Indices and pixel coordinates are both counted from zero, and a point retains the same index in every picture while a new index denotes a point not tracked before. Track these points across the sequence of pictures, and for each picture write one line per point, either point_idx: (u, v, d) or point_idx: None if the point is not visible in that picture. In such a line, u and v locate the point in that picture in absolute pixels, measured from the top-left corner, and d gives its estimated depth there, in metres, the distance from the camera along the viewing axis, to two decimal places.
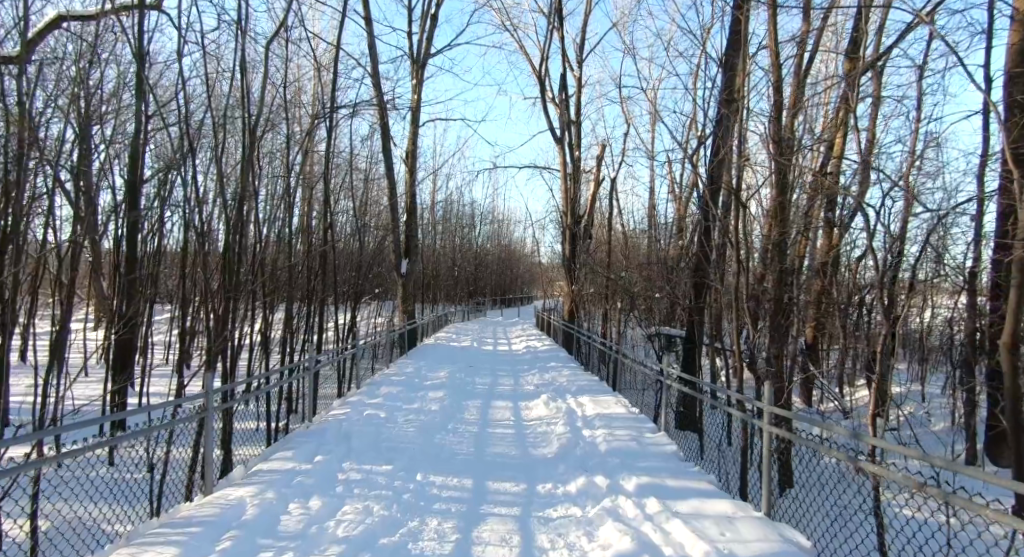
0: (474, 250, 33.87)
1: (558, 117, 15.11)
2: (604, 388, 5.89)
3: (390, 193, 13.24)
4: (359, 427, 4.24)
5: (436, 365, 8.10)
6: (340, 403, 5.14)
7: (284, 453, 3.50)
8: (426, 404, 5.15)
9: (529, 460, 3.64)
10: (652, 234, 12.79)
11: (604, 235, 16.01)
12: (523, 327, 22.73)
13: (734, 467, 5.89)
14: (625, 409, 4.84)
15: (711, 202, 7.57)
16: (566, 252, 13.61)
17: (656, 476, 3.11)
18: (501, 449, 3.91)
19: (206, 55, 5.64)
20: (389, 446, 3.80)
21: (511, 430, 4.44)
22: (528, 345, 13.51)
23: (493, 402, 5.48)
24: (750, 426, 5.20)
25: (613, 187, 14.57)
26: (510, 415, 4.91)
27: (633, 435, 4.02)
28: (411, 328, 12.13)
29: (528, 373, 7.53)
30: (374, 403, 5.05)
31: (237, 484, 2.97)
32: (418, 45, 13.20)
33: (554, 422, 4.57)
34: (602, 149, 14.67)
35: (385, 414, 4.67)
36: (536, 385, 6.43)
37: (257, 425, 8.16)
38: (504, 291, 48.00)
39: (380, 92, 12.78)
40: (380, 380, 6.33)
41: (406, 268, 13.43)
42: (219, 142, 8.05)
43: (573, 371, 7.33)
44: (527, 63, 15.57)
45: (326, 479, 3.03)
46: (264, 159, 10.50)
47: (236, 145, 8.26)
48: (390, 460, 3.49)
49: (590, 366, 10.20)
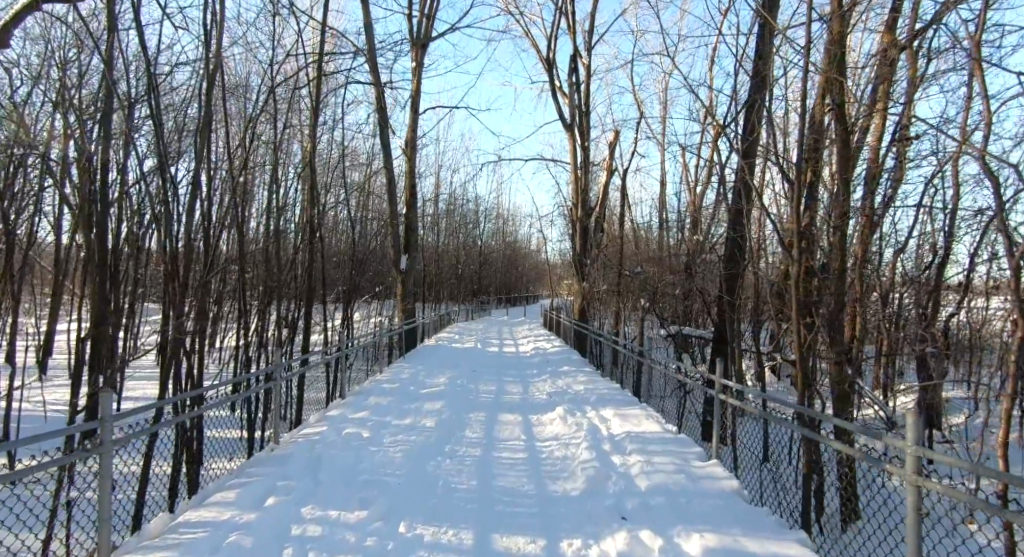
0: (478, 248, 32.92)
1: (566, 104, 14.25)
2: (629, 398, 5.03)
3: (388, 184, 12.43)
4: (334, 451, 3.39)
5: (436, 370, 7.26)
6: (318, 418, 4.32)
7: (229, 492, 2.64)
8: (420, 419, 4.32)
9: (548, 500, 2.81)
10: (668, 226, 11.90)
11: (615, 229, 15.14)
12: (530, 327, 21.87)
13: (791, 495, 4.97)
14: (659, 425, 4.00)
15: (742, 186, 6.72)
16: (576, 247, 12.75)
17: (725, 535, 2.25)
18: (511, 483, 3.07)
19: (168, 17, 4.90)
20: (365, 482, 2.96)
21: (523, 453, 3.60)
22: (536, 346, 12.64)
23: (500, 416, 4.63)
24: (818, 453, 4.25)
25: (625, 178, 13.71)
26: (521, 433, 4.07)
27: (678, 464, 3.17)
28: (410, 328, 11.31)
29: (538, 379, 6.69)
30: (358, 418, 4.23)
31: (146, 547, 2.15)
32: (417, 27, 12.39)
33: (574, 444, 3.73)
34: (613, 139, 13.81)
35: (369, 432, 3.85)
36: (548, 393, 5.60)
37: (233, 435, 7.35)
38: (509, 289, 47.04)
39: (377, 77, 12.00)
40: (369, 388, 5.51)
41: (407, 264, 12.63)
42: (196, 123, 7.27)
43: (588, 376, 6.47)
44: (534, 49, 14.75)
45: (271, 537, 2.20)
46: (251, 146, 9.72)
47: (215, 128, 7.51)
48: (366, 503, 2.66)
49: (604, 368, 9.34)
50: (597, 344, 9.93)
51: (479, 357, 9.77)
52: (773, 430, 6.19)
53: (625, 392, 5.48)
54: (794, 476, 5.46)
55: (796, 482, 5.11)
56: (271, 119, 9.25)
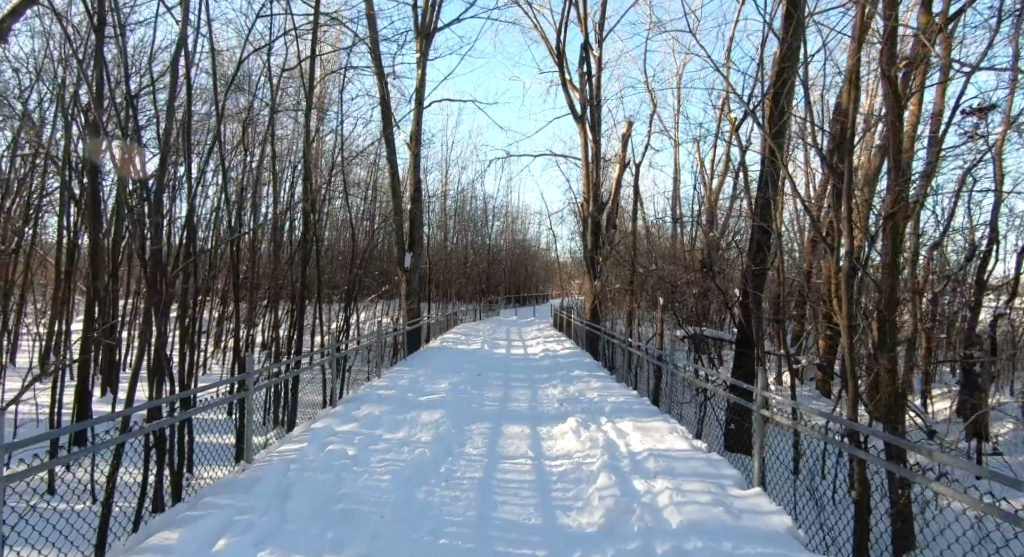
0: (487, 247, 32.43)
1: (577, 97, 13.72)
2: (647, 408, 4.52)
3: (391, 179, 11.99)
4: (311, 474, 2.92)
5: (438, 374, 6.80)
6: (301, 430, 3.86)
7: (172, 531, 2.20)
8: (414, 433, 3.86)
9: (558, 541, 2.32)
10: (684, 222, 11.33)
11: (628, 226, 14.59)
12: (540, 327, 21.37)
13: (838, 523, 4.39)
14: (686, 442, 3.50)
15: (768, 177, 6.21)
16: (587, 244, 12.23)
17: None
18: (515, 517, 2.57)
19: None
20: (341, 515, 2.49)
21: (529, 476, 3.12)
22: (546, 348, 12.17)
23: (504, 429, 4.14)
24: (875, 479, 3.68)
25: (638, 173, 13.17)
26: (528, 450, 3.58)
27: (713, 493, 2.67)
28: (415, 328, 10.87)
29: (548, 384, 6.20)
30: (345, 431, 3.77)
31: None
32: (422, 19, 11.92)
33: (589, 465, 3.23)
34: (627, 131, 13.26)
35: (355, 450, 3.38)
36: (558, 401, 5.11)
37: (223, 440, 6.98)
38: (519, 290, 46.46)
39: (380, 70, 11.59)
40: (362, 396, 5.05)
41: (411, 262, 12.18)
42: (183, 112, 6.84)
43: (602, 381, 5.97)
44: (543, 40, 14.24)
45: None
46: (249, 140, 9.33)
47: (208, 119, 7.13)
48: (336, 546, 2.18)
49: (618, 371, 8.81)
50: (609, 345, 9.48)
51: (485, 360, 9.30)
52: (805, 441, 5.65)
53: (644, 401, 4.99)
54: (834, 496, 4.90)
55: (842, 509, 4.52)
56: (269, 111, 8.84)
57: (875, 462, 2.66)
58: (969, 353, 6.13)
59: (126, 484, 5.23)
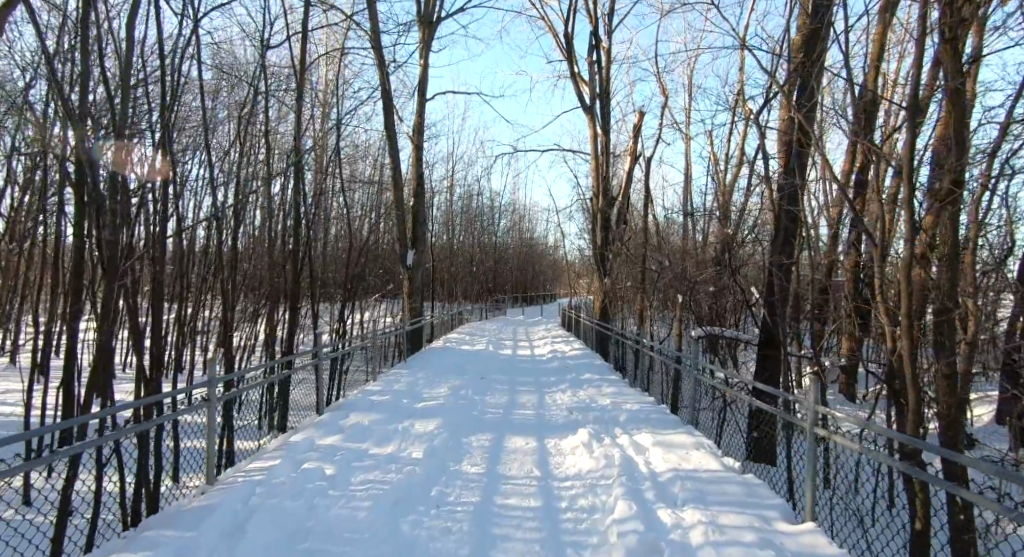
0: (493, 246, 31.99)
1: (585, 88, 13.22)
2: (667, 418, 4.06)
3: (393, 173, 11.56)
4: (277, 501, 2.47)
5: (438, 377, 6.36)
6: (278, 443, 3.41)
7: None
8: (406, 447, 3.42)
9: None
10: (698, 216, 10.80)
11: (639, 221, 14.06)
12: (546, 326, 20.85)
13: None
14: (717, 460, 3.03)
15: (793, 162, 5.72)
16: (596, 240, 11.73)
17: None
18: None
19: None
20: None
21: (533, 502, 2.66)
22: (554, 348, 11.71)
23: (506, 443, 3.68)
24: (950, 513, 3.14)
25: (649, 166, 12.68)
26: (534, 470, 3.12)
27: (757, 529, 2.20)
28: (417, 328, 10.47)
29: (555, 389, 5.73)
30: (326, 445, 3.32)
31: None
32: (424, 7, 11.47)
33: (605, 487, 2.78)
34: (637, 123, 12.76)
35: (336, 468, 2.95)
36: (567, 408, 4.66)
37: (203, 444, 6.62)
38: (526, 289, 45.92)
39: (381, 61, 11.21)
40: (353, 402, 4.62)
41: (413, 260, 11.78)
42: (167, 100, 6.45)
43: (613, 386, 5.50)
44: (551, 29, 13.77)
45: None
46: (244, 134, 8.95)
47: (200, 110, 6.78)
48: None
49: (630, 373, 8.32)
50: (620, 345, 9.06)
51: (489, 361, 8.85)
52: (843, 456, 5.11)
53: (663, 408, 4.52)
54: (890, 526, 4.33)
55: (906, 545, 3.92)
56: (262, 101, 8.43)
57: (932, 483, 2.10)
58: (1000, 348, 5.56)
59: (99, 495, 4.84)
